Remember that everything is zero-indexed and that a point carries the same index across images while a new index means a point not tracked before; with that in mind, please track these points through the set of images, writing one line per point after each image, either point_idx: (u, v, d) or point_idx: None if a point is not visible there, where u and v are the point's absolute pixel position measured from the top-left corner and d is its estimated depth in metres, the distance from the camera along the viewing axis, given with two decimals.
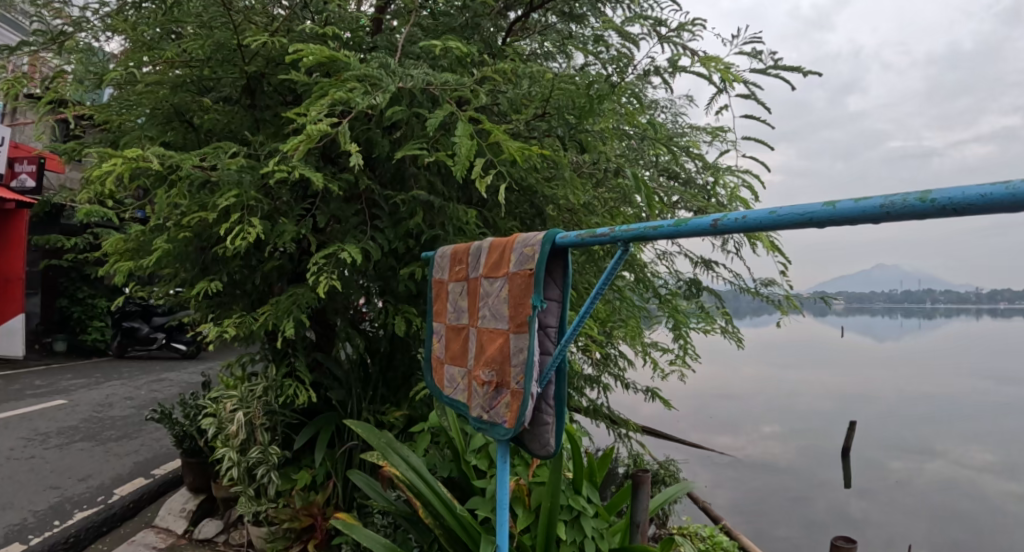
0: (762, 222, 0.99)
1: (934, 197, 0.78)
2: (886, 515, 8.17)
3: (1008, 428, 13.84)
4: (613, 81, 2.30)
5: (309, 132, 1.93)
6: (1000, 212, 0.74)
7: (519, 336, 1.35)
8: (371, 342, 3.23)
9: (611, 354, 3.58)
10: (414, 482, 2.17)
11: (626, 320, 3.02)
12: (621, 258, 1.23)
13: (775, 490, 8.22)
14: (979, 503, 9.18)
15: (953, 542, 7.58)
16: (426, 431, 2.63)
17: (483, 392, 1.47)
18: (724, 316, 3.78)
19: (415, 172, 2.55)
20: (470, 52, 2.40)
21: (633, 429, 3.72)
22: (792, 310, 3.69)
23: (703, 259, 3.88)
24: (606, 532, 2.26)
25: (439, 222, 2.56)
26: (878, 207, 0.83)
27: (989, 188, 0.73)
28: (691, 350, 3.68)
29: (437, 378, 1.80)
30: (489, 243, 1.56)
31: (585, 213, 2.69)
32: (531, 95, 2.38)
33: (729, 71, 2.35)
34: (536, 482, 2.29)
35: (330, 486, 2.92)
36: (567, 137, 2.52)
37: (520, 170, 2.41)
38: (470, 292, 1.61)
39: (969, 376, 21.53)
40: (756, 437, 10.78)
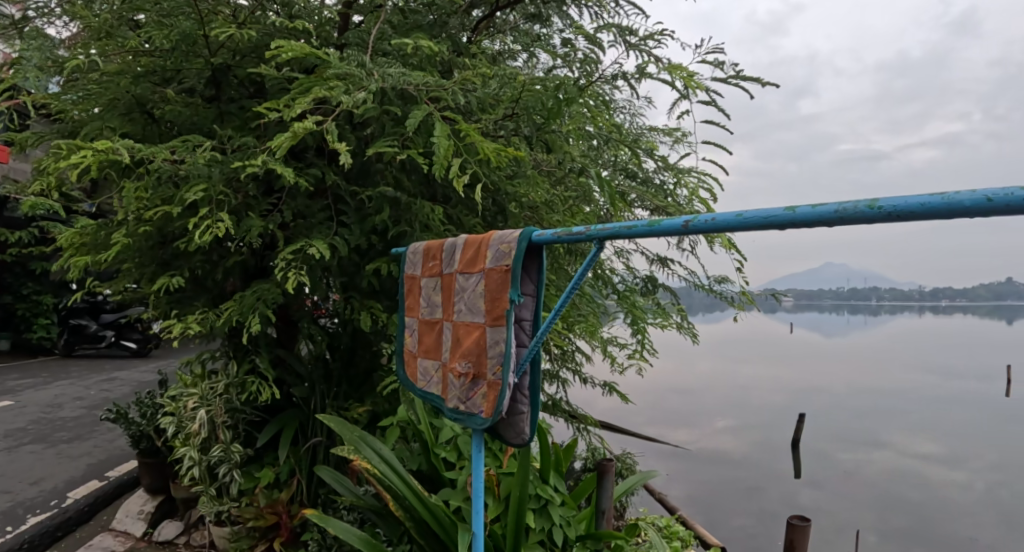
0: (729, 224, 1.06)
1: (882, 204, 0.88)
2: (835, 504, 8.56)
3: (946, 419, 14.59)
4: (582, 85, 2.29)
5: (297, 129, 1.93)
6: (936, 219, 0.85)
7: (496, 329, 1.42)
8: (333, 337, 3.17)
9: (570, 349, 3.58)
10: (384, 475, 2.18)
11: (585, 315, 3.08)
12: (596, 256, 1.27)
13: (729, 482, 8.51)
14: (923, 491, 9.66)
15: (897, 529, 7.97)
16: (393, 425, 2.58)
17: (459, 384, 1.53)
18: (679, 311, 3.88)
19: (381, 168, 2.50)
20: (440, 51, 2.37)
21: (592, 423, 3.80)
22: (746, 306, 3.81)
23: (659, 256, 3.98)
24: (574, 519, 2.23)
25: (406, 219, 2.48)
26: (833, 213, 0.93)
27: (927, 198, 0.84)
28: (649, 345, 3.67)
29: (409, 371, 1.82)
30: (464, 239, 1.59)
31: (546, 210, 2.71)
32: (500, 96, 2.34)
33: (691, 80, 2.43)
34: (505, 472, 2.27)
35: (295, 483, 2.90)
36: (532, 136, 2.49)
37: (488, 170, 2.39)
38: (445, 287, 1.64)
39: (912, 370, 22.57)
40: (713, 431, 11.11)
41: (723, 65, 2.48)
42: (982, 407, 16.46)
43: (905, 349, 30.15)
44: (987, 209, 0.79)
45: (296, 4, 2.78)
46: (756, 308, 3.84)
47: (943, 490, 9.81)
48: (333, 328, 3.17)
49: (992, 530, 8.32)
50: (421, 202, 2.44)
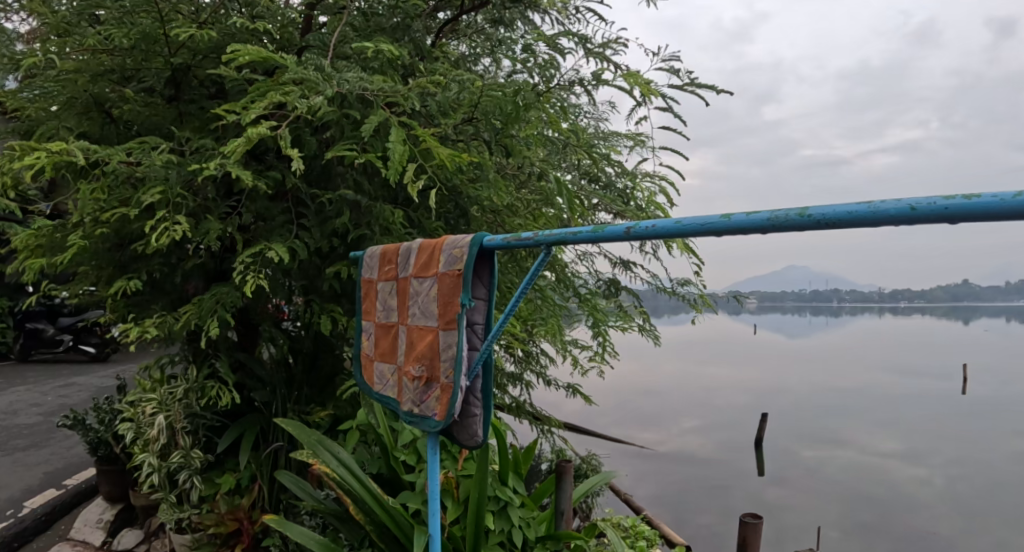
0: (670, 231, 1.09)
1: (812, 212, 0.93)
2: (800, 501, 8.77)
3: (906, 417, 15.07)
4: (539, 91, 2.30)
5: (251, 134, 1.91)
6: (862, 227, 0.89)
7: (448, 333, 1.42)
8: (295, 341, 3.12)
9: (533, 351, 3.63)
10: (344, 480, 2.16)
11: (547, 318, 3.09)
12: (544, 262, 1.26)
13: (696, 482, 8.65)
14: (884, 487, 9.95)
15: (858, 524, 8.21)
16: (353, 429, 2.55)
17: (414, 387, 1.54)
18: (641, 314, 3.94)
19: (342, 171, 2.48)
20: (401, 55, 2.37)
21: (555, 425, 3.81)
22: (706, 309, 3.92)
23: (622, 260, 4.03)
24: (534, 521, 2.24)
25: (366, 222, 2.47)
26: (766, 220, 0.97)
27: (855, 206, 0.88)
28: (610, 346, 3.73)
29: (367, 375, 1.82)
30: (418, 243, 1.59)
31: (508, 214, 2.74)
32: (459, 100, 2.34)
33: (647, 87, 2.46)
34: (464, 474, 2.27)
35: (256, 489, 2.86)
36: (492, 141, 2.49)
37: (445, 174, 2.41)
38: (400, 291, 1.64)
39: (875, 370, 23.26)
40: (678, 432, 11.21)
41: (679, 72, 2.52)
42: (939, 405, 17.05)
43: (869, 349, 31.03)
44: (911, 218, 0.83)
45: (258, 4, 2.74)
46: (714, 312, 3.93)
47: (903, 485, 10.12)
48: (295, 332, 3.13)
49: (949, 523, 8.60)
50: (381, 205, 2.42)
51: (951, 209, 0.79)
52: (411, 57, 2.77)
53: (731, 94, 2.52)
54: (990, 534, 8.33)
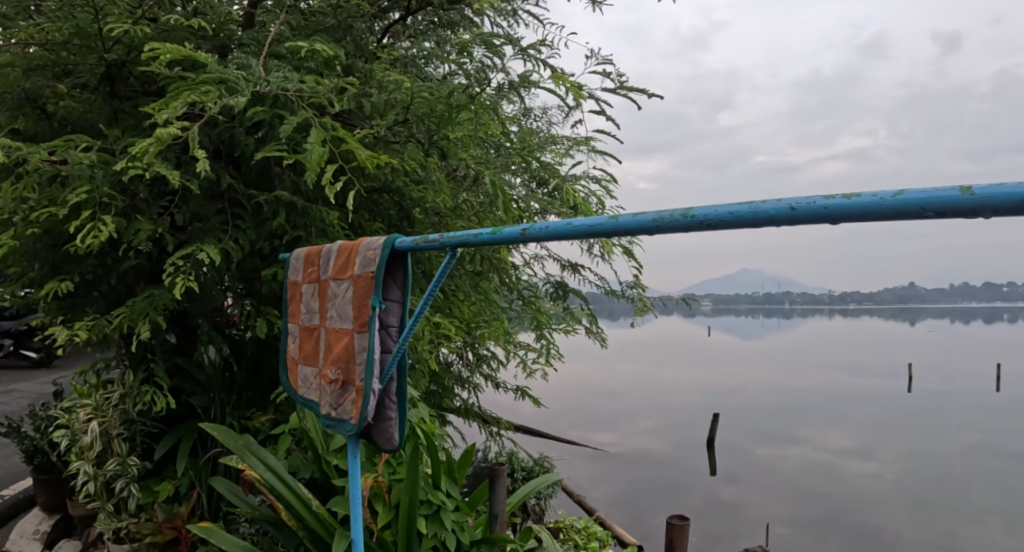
0: (562, 233, 1.07)
1: (694, 214, 0.92)
2: (754, 497, 9.06)
3: (863, 416, 15.54)
4: (473, 93, 2.28)
5: (159, 135, 1.84)
6: (742, 227, 0.89)
7: (361, 335, 1.41)
8: (237, 345, 3.11)
9: (482, 355, 3.68)
10: (274, 485, 2.12)
11: (491, 321, 3.15)
12: (450, 265, 1.23)
13: (647, 483, 8.87)
14: (840, 483, 10.22)
15: (811, 519, 8.44)
16: (286, 434, 2.49)
17: (331, 391, 1.51)
18: (587, 317, 4.08)
19: (279, 171, 2.45)
20: (337, 55, 2.33)
21: (503, 427, 4.08)
22: (645, 312, 4.00)
23: (571, 263, 4.04)
24: (468, 525, 2.20)
25: (303, 223, 2.47)
26: (650, 221, 0.96)
27: (735, 207, 0.88)
28: (553, 349, 3.97)
29: (291, 378, 1.79)
30: (337, 246, 1.56)
31: (451, 217, 2.74)
32: (392, 101, 2.35)
33: (577, 89, 2.45)
34: (396, 479, 2.23)
35: (194, 496, 2.78)
36: (428, 143, 2.49)
37: (385, 174, 2.41)
38: (321, 293, 1.62)
39: (835, 370, 23.96)
40: (632, 432, 11.86)
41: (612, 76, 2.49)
42: (895, 403, 17.61)
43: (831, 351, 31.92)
44: (790, 218, 0.85)
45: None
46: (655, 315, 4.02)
47: (858, 481, 10.42)
48: (238, 337, 3.12)
49: (900, 516, 8.86)
50: (317, 206, 2.40)
51: (829, 209, 0.80)
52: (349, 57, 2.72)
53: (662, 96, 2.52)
54: (938, 525, 8.62)
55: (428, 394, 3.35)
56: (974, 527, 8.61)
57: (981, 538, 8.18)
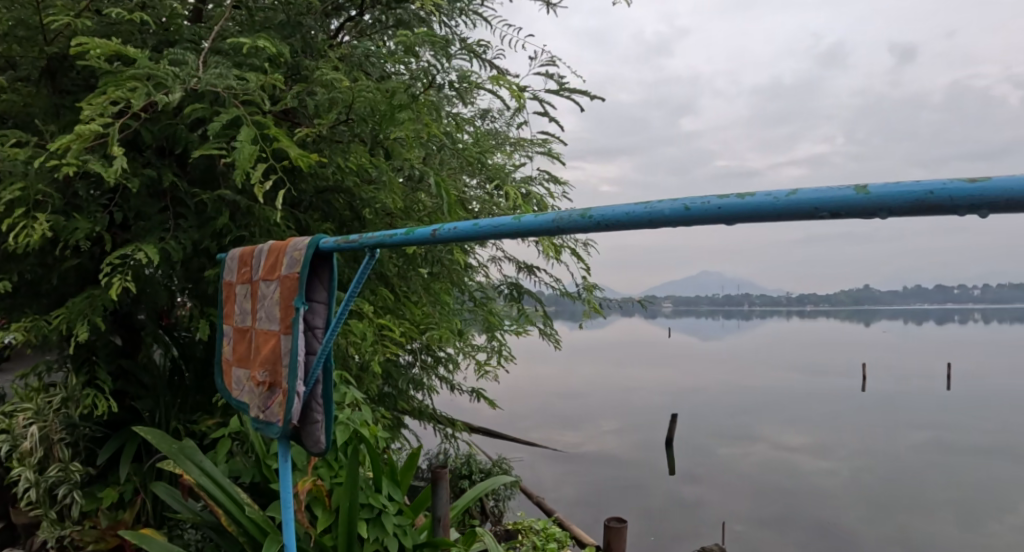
0: (470, 233, 1.09)
1: (590, 214, 0.94)
2: (712, 495, 9.40)
3: (826, 415, 15.97)
4: (414, 93, 2.33)
5: (78, 131, 1.83)
6: (636, 228, 0.91)
7: (287, 337, 1.39)
8: (186, 347, 3.03)
9: (438, 356, 3.80)
10: (210, 490, 2.11)
11: (440, 325, 3.19)
12: (369, 265, 1.28)
13: (606, 488, 9.15)
14: (801, 480, 10.48)
15: (769, 516, 8.67)
16: (226, 437, 2.45)
17: (259, 393, 1.49)
18: (541, 318, 4.18)
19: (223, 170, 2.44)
20: (281, 51, 2.34)
21: (459, 429, 4.37)
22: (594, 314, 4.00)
23: (527, 264, 4.10)
24: (412, 529, 2.24)
25: (248, 223, 2.47)
26: (550, 222, 0.98)
27: (630, 208, 0.90)
28: (505, 350, 4.14)
29: (225, 380, 1.75)
30: (268, 246, 1.55)
31: (402, 217, 2.79)
32: (333, 100, 2.37)
33: (517, 90, 2.53)
34: (336, 482, 2.26)
35: (139, 502, 2.73)
36: (372, 141, 2.53)
37: (334, 172, 2.56)
38: (252, 293, 1.60)
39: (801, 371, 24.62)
40: (595, 433, 12.61)
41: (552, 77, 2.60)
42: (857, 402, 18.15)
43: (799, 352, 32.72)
44: (685, 218, 0.85)
45: None
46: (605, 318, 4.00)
47: (818, 478, 10.69)
48: (187, 338, 3.05)
49: (857, 511, 9.11)
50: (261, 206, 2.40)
51: (723, 209, 0.80)
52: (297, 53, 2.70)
53: (602, 97, 2.67)
54: (892, 519, 8.89)
55: (382, 396, 3.46)
56: (927, 520, 8.91)
57: (932, 531, 8.47)
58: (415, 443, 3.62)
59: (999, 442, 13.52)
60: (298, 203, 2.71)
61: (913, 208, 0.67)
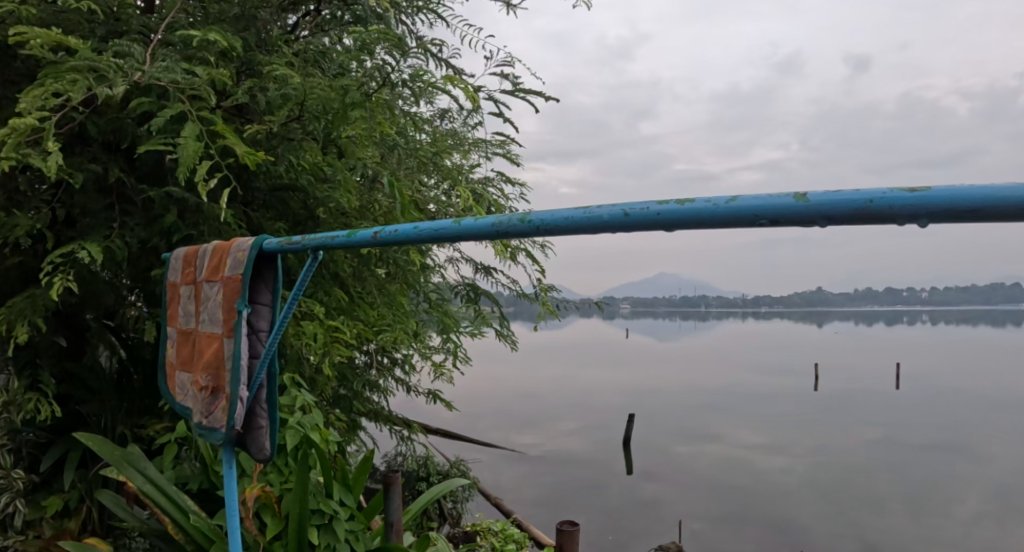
0: (411, 236, 1.09)
1: (529, 219, 0.95)
2: (668, 494, 9.63)
3: (780, 414, 16.51)
4: (367, 92, 2.30)
5: (14, 125, 1.73)
6: (575, 234, 0.93)
7: (229, 341, 1.36)
8: (134, 349, 2.94)
9: (394, 358, 3.88)
10: (155, 497, 2.06)
11: (393, 326, 3.21)
12: (311, 266, 1.26)
13: (565, 488, 9.28)
14: (755, 477, 10.80)
15: (723, 513, 8.92)
16: (173, 443, 2.38)
17: (201, 398, 1.45)
18: (497, 320, 4.33)
19: (172, 167, 2.37)
20: (231, 45, 2.29)
21: (415, 430, 4.48)
22: (548, 316, 4.06)
23: (484, 266, 4.15)
24: (363, 533, 2.27)
25: (199, 222, 2.41)
26: (491, 226, 0.99)
27: (568, 213, 0.91)
28: (458, 351, 4.28)
29: (169, 384, 1.70)
30: (212, 247, 1.51)
31: (356, 217, 2.79)
32: (284, 97, 2.34)
33: (471, 91, 2.56)
34: (286, 488, 2.23)
35: (84, 510, 2.63)
36: (324, 140, 2.50)
37: (287, 170, 2.56)
38: (195, 294, 1.56)
39: (758, 371, 25.39)
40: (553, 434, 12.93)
41: (508, 78, 2.65)
42: (810, 401, 18.83)
43: (756, 353, 33.73)
44: (625, 224, 0.85)
45: None
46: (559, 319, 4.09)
47: (772, 475, 11.03)
48: (135, 340, 2.96)
49: (807, 507, 9.42)
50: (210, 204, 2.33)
51: (663, 215, 0.81)
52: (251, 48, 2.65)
53: (556, 100, 2.72)
54: (841, 514, 9.23)
55: (336, 398, 3.43)
56: (872, 514, 9.29)
57: (877, 525, 8.83)
58: (371, 445, 3.68)
59: (940, 439, 14.21)
60: (249, 201, 2.66)
61: (849, 217, 0.69)
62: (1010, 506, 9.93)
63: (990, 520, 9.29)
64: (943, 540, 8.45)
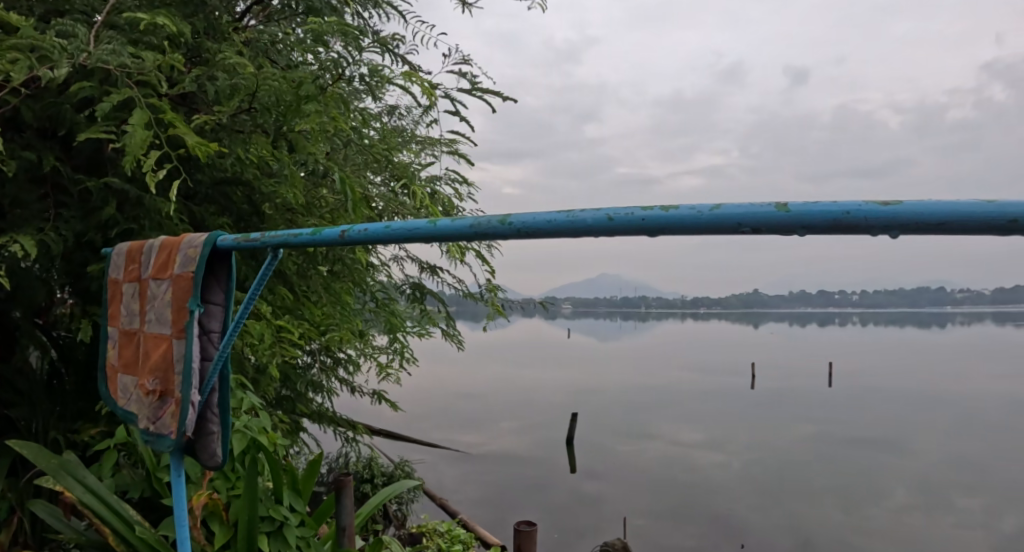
0: (379, 235, 1.07)
1: (509, 220, 0.93)
2: (614, 491, 9.86)
3: (723, 412, 17.11)
4: (323, 85, 2.24)
5: None
6: (555, 237, 0.92)
7: (179, 342, 1.30)
8: (66, 349, 2.77)
9: (336, 358, 3.83)
10: (95, 508, 1.93)
11: (340, 324, 3.15)
12: (270, 265, 1.22)
13: (511, 488, 9.36)
14: (700, 474, 11.15)
15: (668, 509, 9.19)
16: (113, 449, 2.24)
17: (148, 403, 1.37)
18: (443, 319, 4.30)
19: (112, 157, 2.25)
20: (181, 31, 2.19)
21: (360, 432, 4.42)
22: (497, 316, 4.12)
23: (430, 265, 4.13)
24: (314, 538, 2.21)
25: (139, 215, 2.28)
26: (469, 226, 0.97)
27: (551, 216, 0.91)
28: (406, 351, 4.23)
29: (110, 388, 1.60)
30: (159, 242, 1.43)
31: (302, 213, 2.73)
32: (236, 87, 2.26)
33: (430, 88, 2.53)
34: (234, 494, 2.15)
35: (13, 522, 2.41)
36: (275, 133, 2.42)
37: (233, 163, 2.45)
38: (140, 293, 1.48)
39: (702, 371, 26.27)
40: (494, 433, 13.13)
41: (466, 77, 2.66)
42: (749, 399, 19.61)
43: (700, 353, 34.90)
44: (609, 228, 0.85)
45: None
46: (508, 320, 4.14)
47: (716, 470, 11.43)
48: (67, 339, 2.79)
49: (749, 501, 9.80)
50: (153, 197, 2.22)
51: (648, 220, 0.81)
52: (196, 34, 2.53)
53: (513, 100, 2.74)
54: (780, 507, 9.65)
55: (279, 399, 3.31)
56: (809, 507, 9.74)
57: (813, 517, 9.27)
58: (314, 447, 3.59)
59: (868, 433, 15.07)
60: (191, 194, 2.54)
61: (830, 226, 0.73)
62: (934, 496, 10.62)
63: (916, 509, 9.90)
64: (873, 530, 8.95)
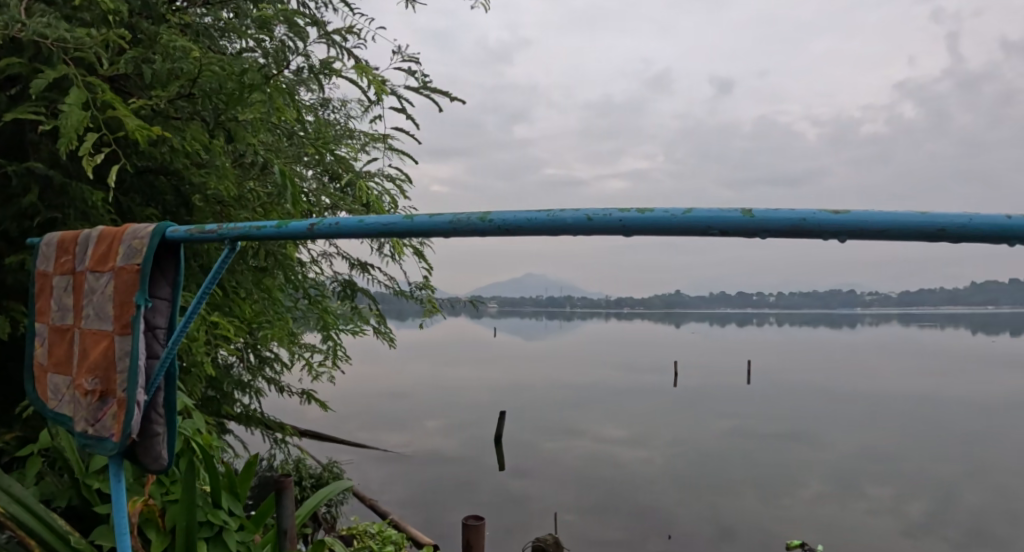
0: (351, 228, 1.05)
1: (489, 217, 0.95)
2: (540, 488, 10.03)
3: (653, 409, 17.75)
4: (268, 74, 2.18)
5: None
6: (527, 234, 0.95)
7: (123, 339, 1.22)
8: None
9: (264, 356, 3.71)
10: (19, 517, 1.80)
11: (273, 321, 3.05)
12: (227, 259, 1.17)
13: (433, 486, 9.34)
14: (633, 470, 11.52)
15: (594, 504, 9.46)
16: (35, 454, 2.08)
17: (86, 404, 1.28)
18: (375, 316, 4.30)
19: (35, 139, 2.08)
20: (117, 8, 2.07)
21: (288, 434, 4.28)
22: (432, 313, 4.17)
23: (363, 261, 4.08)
24: (253, 543, 2.14)
25: (62, 204, 2.12)
26: (448, 222, 0.98)
27: (530, 214, 0.93)
28: (338, 349, 4.16)
29: (38, 389, 1.49)
30: (97, 232, 1.34)
31: (234, 207, 2.52)
32: (176, 71, 2.15)
33: (379, 83, 2.52)
34: (170, 499, 2.04)
35: None
36: (215, 123, 2.32)
37: (160, 153, 2.27)
38: (75, 287, 1.38)
39: (634, 370, 27.13)
40: (420, 432, 13.01)
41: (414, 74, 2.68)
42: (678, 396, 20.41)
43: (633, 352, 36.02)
44: (588, 227, 0.88)
45: None
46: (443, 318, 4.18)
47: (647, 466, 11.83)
48: None
49: (678, 495, 10.21)
50: (79, 185, 2.06)
51: (626, 221, 0.85)
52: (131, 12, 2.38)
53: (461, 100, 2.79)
54: (708, 499, 10.11)
55: (204, 401, 3.17)
56: (733, 498, 10.27)
57: (736, 508, 9.78)
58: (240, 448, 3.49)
59: (785, 428, 16.05)
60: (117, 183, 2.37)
61: (789, 230, 0.79)
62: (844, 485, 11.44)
63: (828, 498, 10.63)
64: (791, 518, 9.53)
